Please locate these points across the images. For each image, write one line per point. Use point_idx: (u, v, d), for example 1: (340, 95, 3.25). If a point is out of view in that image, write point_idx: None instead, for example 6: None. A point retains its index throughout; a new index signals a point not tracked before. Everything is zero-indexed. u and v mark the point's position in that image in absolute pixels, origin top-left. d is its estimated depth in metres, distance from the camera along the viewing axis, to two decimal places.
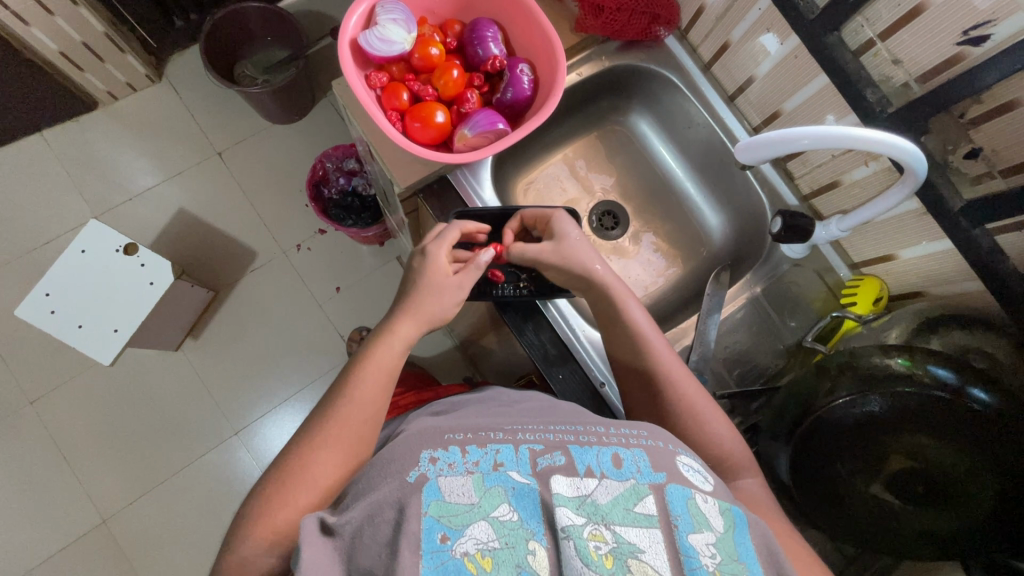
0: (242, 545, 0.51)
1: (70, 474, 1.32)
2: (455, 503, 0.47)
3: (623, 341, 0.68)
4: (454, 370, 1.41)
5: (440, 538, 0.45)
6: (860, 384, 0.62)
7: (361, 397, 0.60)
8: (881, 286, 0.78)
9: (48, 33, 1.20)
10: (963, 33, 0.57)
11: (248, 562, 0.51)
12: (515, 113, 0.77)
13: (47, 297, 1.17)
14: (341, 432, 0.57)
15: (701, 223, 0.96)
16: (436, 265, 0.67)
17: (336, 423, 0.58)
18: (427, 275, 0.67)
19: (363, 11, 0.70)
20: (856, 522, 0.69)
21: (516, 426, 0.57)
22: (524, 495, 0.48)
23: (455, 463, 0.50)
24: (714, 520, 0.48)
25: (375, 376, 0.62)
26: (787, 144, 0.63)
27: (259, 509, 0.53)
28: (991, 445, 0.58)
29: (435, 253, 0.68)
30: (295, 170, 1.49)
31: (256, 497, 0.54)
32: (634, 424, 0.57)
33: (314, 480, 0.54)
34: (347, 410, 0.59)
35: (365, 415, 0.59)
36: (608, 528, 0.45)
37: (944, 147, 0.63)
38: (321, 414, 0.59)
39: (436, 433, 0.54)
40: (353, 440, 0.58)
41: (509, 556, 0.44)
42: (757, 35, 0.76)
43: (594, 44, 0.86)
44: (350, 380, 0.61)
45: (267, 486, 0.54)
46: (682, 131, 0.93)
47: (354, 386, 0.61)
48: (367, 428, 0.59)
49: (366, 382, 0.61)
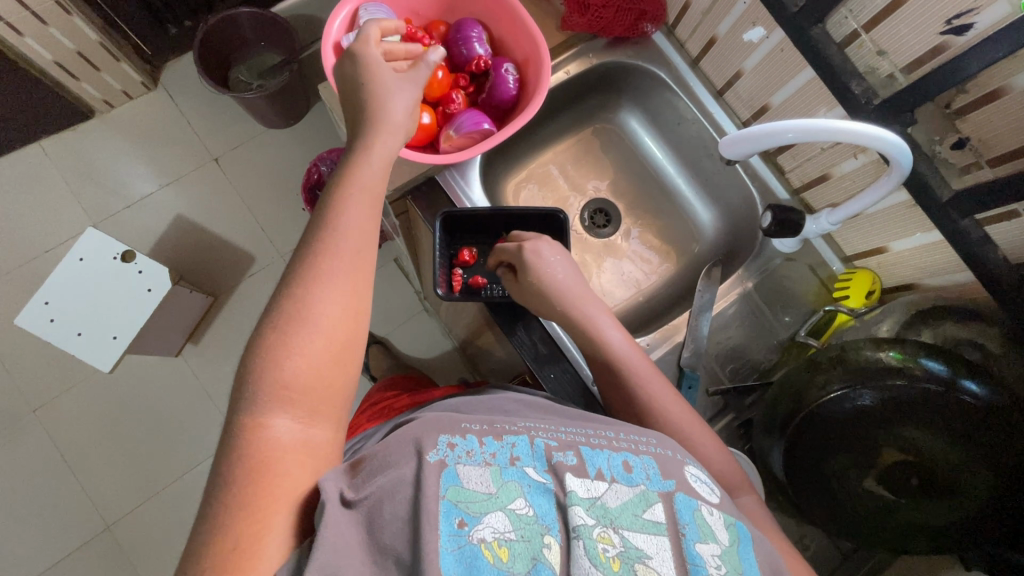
0: (255, 408, 0.47)
1: (73, 480, 1.33)
2: (473, 490, 0.47)
3: (600, 361, 0.68)
4: (451, 371, 1.41)
5: (458, 523, 0.45)
6: (853, 377, 0.61)
7: (348, 227, 0.54)
8: (874, 279, 0.77)
9: (42, 43, 1.21)
10: (946, 23, 0.56)
11: (265, 424, 0.46)
12: (501, 112, 0.77)
13: (47, 305, 1.18)
14: (331, 267, 0.52)
15: (692, 219, 0.95)
16: (380, 68, 0.60)
17: (323, 257, 0.52)
18: (377, 80, 0.60)
19: (346, 14, 0.71)
20: (851, 516, 0.68)
21: (528, 422, 0.57)
22: (540, 492, 0.48)
23: (473, 452, 0.50)
24: (720, 533, 0.48)
25: (360, 201, 0.55)
26: (772, 138, 0.62)
27: (262, 364, 0.48)
28: (985, 437, 0.58)
29: (366, 54, 0.61)
30: (292, 175, 1.49)
31: (256, 355, 0.49)
32: (644, 431, 0.58)
33: (312, 323, 0.49)
34: (333, 242, 0.53)
35: (356, 247, 0.54)
36: (617, 532, 0.46)
37: (931, 138, 0.63)
38: (305, 254, 0.52)
39: (452, 421, 0.53)
40: (348, 274, 0.52)
41: (525, 549, 0.44)
42: (744, 29, 0.76)
43: (581, 42, 0.86)
44: (326, 213, 0.54)
45: (264, 340, 0.49)
46: (672, 128, 0.93)
47: (336, 215, 0.54)
48: (361, 259, 0.54)
49: (350, 209, 0.54)
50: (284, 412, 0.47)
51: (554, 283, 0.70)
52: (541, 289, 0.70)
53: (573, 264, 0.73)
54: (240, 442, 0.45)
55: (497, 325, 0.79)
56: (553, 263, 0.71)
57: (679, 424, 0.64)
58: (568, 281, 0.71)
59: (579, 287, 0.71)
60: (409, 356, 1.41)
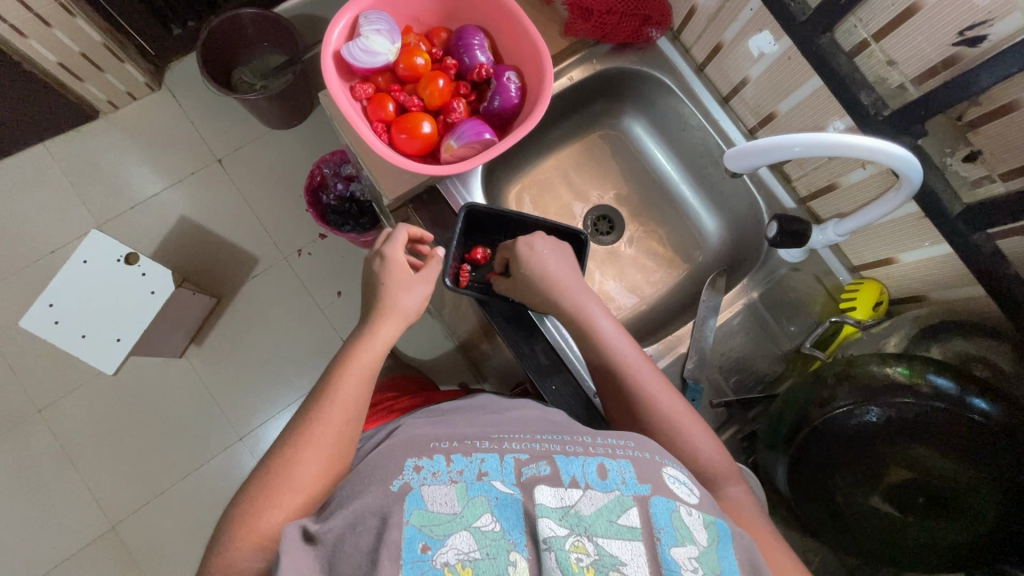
0: (228, 550, 0.52)
1: (78, 481, 1.33)
2: (437, 512, 0.47)
3: (605, 374, 0.67)
4: (454, 374, 1.41)
5: (422, 548, 0.45)
6: (860, 394, 0.60)
7: (344, 397, 0.60)
8: (880, 290, 0.76)
9: (46, 45, 1.20)
10: (959, 34, 0.55)
11: (235, 564, 0.51)
12: (502, 121, 0.75)
13: (51, 307, 1.19)
14: (325, 432, 0.58)
15: (697, 227, 0.94)
16: (396, 264, 0.69)
17: (317, 425, 0.58)
18: (392, 273, 0.69)
19: (345, 23, 0.69)
20: (857, 533, 0.67)
21: (503, 435, 0.57)
22: (507, 505, 0.48)
23: (440, 472, 0.51)
24: (698, 533, 0.48)
25: (357, 375, 0.62)
26: (776, 152, 0.61)
27: (245, 511, 0.53)
28: (993, 457, 0.56)
29: (391, 255, 0.70)
30: (295, 176, 1.49)
31: (242, 501, 0.54)
32: (621, 435, 0.57)
33: (296, 481, 0.55)
34: (329, 412, 0.59)
35: (347, 413, 0.60)
36: (591, 540, 0.45)
37: (942, 149, 0.62)
38: (303, 417, 0.60)
39: (422, 441, 0.55)
40: (335, 438, 0.58)
41: (489, 567, 0.44)
42: (750, 35, 0.74)
43: (585, 47, 0.84)
44: (328, 384, 0.62)
45: (252, 492, 0.55)
46: (677, 134, 0.91)
47: (335, 389, 0.61)
48: (349, 426, 0.60)
49: (350, 383, 0.62)
50: (255, 555, 0.52)
51: (550, 273, 0.70)
52: (535, 281, 0.70)
53: (564, 251, 0.73)
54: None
55: (500, 336, 0.78)
56: (551, 255, 0.71)
57: (684, 439, 0.63)
58: (559, 268, 0.71)
59: (570, 275, 0.71)
60: (411, 358, 1.40)
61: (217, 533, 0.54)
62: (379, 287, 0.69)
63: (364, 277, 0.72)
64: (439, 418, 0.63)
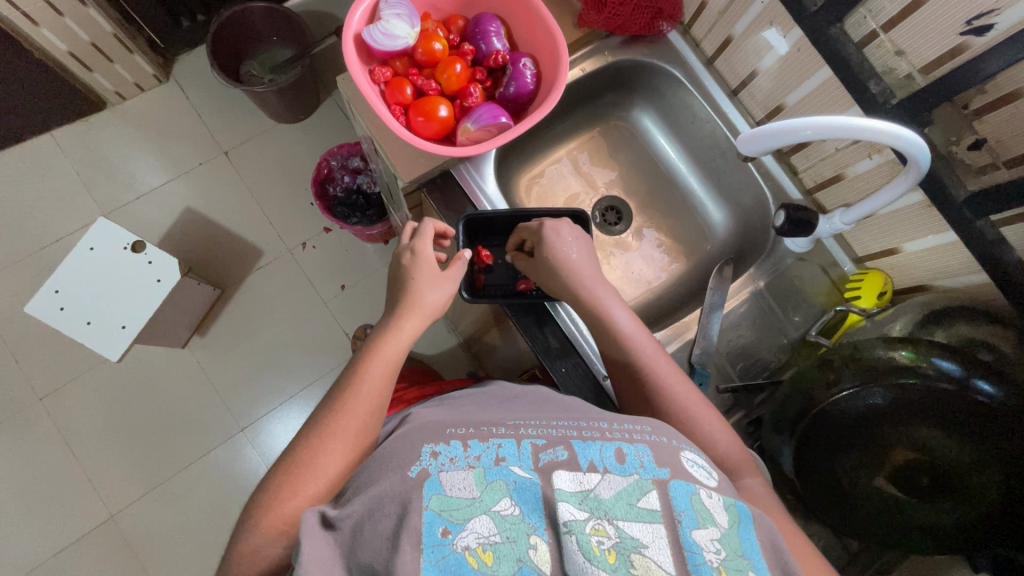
0: (253, 534, 0.53)
1: (77, 470, 1.33)
2: (456, 497, 0.48)
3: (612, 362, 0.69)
4: (456, 369, 1.41)
5: (442, 532, 0.46)
6: (865, 376, 0.62)
7: (368, 388, 0.61)
8: (885, 279, 0.78)
9: (57, 33, 1.20)
10: (966, 23, 0.57)
11: (260, 549, 0.53)
12: (518, 107, 0.77)
13: (57, 293, 1.19)
14: (350, 422, 0.59)
15: (704, 219, 0.96)
16: (425, 262, 0.70)
17: (343, 415, 0.59)
18: (422, 271, 0.70)
19: (366, 5, 0.71)
20: (860, 516, 0.68)
21: (518, 421, 0.58)
22: (526, 489, 0.48)
23: (457, 458, 0.52)
24: (719, 516, 0.48)
25: (381, 368, 0.63)
26: (788, 135, 0.62)
27: (270, 497, 0.55)
28: (995, 437, 0.58)
29: (421, 250, 0.71)
30: (301, 168, 1.50)
31: (268, 486, 0.56)
32: (638, 420, 0.58)
33: (321, 469, 0.56)
34: (355, 402, 0.60)
35: (370, 405, 0.61)
36: (611, 523, 0.46)
37: (947, 138, 0.63)
38: (328, 406, 0.60)
39: (439, 428, 0.56)
40: (359, 428, 0.59)
41: (510, 551, 0.45)
42: (760, 29, 0.76)
43: (597, 40, 0.86)
44: (353, 375, 0.63)
45: (277, 478, 0.56)
46: (686, 127, 0.93)
47: (360, 380, 0.62)
48: (372, 418, 0.61)
49: (374, 375, 0.62)
50: (278, 541, 0.53)
51: (577, 269, 0.71)
52: (564, 277, 0.71)
53: (586, 243, 0.74)
54: (238, 563, 0.53)
55: (513, 324, 0.79)
56: (578, 250, 0.72)
57: (696, 426, 0.63)
58: (584, 259, 0.73)
59: (592, 267, 0.73)
60: (413, 351, 1.41)
61: (242, 515, 0.56)
62: (406, 282, 0.70)
63: (391, 270, 0.73)
64: (449, 406, 0.64)
